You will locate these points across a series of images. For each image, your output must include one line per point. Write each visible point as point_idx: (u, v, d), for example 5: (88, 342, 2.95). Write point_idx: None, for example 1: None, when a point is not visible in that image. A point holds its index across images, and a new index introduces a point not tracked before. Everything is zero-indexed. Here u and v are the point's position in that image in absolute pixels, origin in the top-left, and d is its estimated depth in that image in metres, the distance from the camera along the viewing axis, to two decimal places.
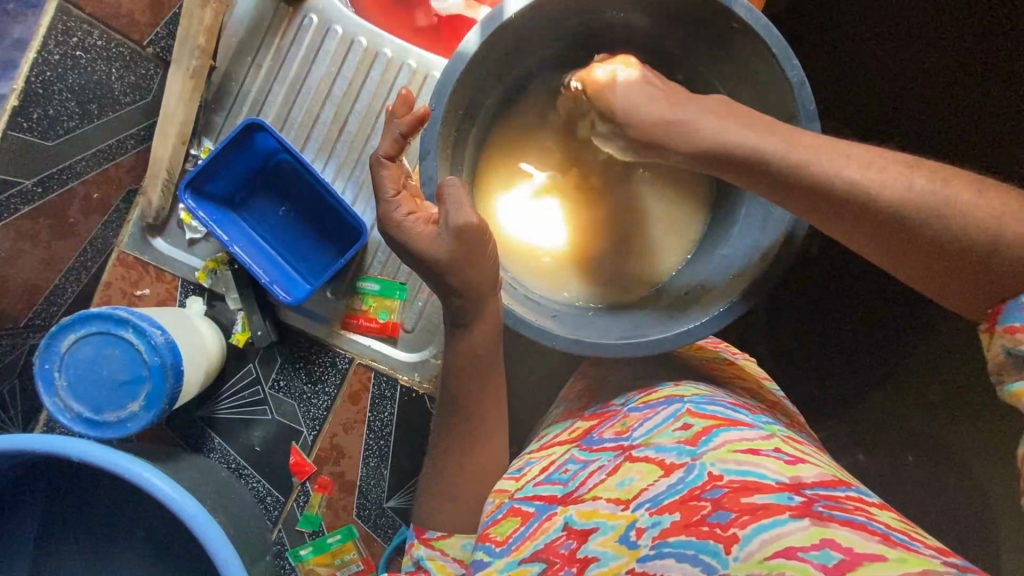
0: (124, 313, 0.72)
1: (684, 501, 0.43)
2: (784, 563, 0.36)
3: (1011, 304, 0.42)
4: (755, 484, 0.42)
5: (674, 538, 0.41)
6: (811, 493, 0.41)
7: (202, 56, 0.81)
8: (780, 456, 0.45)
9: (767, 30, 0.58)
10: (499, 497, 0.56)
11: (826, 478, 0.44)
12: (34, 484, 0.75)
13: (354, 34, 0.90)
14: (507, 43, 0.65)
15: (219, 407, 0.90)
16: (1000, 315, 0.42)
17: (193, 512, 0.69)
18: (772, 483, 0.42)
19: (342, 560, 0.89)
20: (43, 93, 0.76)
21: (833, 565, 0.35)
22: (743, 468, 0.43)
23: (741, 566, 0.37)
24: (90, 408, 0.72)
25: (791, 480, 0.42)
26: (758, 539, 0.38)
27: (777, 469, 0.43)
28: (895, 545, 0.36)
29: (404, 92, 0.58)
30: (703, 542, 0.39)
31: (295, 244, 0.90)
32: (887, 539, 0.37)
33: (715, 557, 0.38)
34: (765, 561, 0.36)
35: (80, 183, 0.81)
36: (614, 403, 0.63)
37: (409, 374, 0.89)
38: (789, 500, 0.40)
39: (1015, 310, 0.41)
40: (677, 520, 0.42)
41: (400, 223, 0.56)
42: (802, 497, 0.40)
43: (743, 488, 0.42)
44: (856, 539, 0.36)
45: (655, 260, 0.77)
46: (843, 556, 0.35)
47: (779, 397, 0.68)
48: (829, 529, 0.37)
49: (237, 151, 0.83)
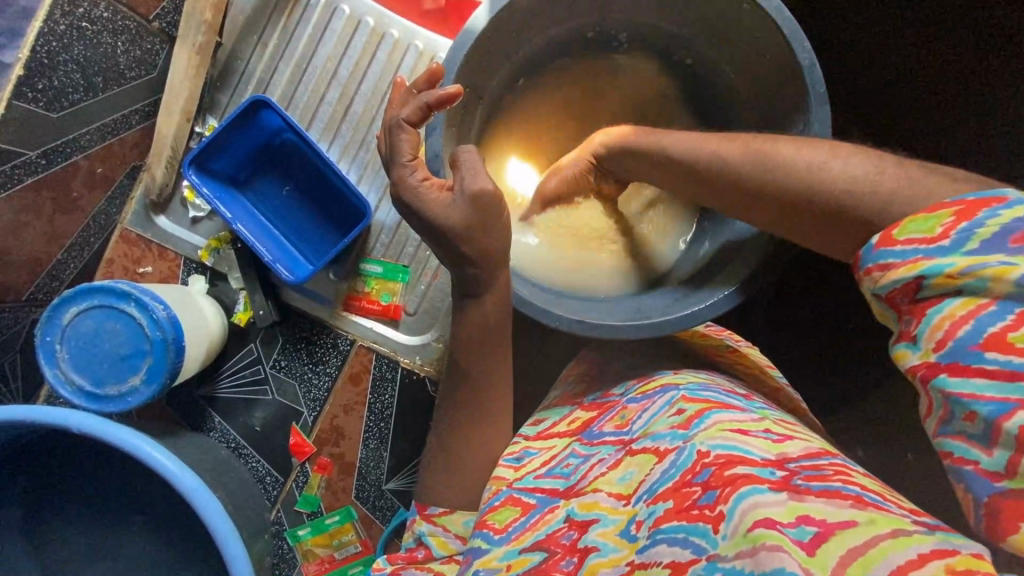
0: (126, 286, 0.72)
1: (677, 488, 0.42)
2: (764, 533, 0.35)
3: (863, 248, 0.41)
4: (739, 459, 0.41)
5: (667, 524, 0.41)
6: (794, 467, 0.41)
7: (208, 32, 0.81)
8: (769, 436, 0.45)
9: (779, 13, 0.58)
10: (497, 485, 0.56)
11: (811, 450, 0.44)
12: (29, 451, 0.75)
13: (361, 15, 0.89)
14: (514, 24, 0.65)
15: (219, 385, 0.90)
16: (858, 261, 0.41)
17: (193, 485, 0.69)
18: (757, 459, 0.41)
19: (340, 541, 0.89)
20: (49, 64, 0.75)
21: (809, 540, 0.35)
22: (729, 444, 0.43)
23: (729, 545, 0.36)
24: (91, 381, 0.72)
25: (777, 456, 0.42)
26: (739, 511, 0.37)
27: (763, 447, 0.43)
28: (867, 507, 0.37)
29: (432, 66, 0.57)
30: (694, 525, 0.39)
31: (297, 225, 0.90)
32: (860, 501, 0.37)
33: (705, 538, 0.38)
34: (748, 534, 0.35)
35: (83, 157, 0.81)
36: (613, 393, 0.62)
37: (410, 357, 0.90)
38: (771, 475, 0.40)
39: (868, 254, 0.40)
40: (670, 506, 0.42)
41: (415, 187, 0.55)
42: (783, 472, 0.40)
43: (727, 463, 0.41)
44: (830, 509, 0.36)
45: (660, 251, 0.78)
46: (818, 530, 0.35)
47: (781, 384, 0.68)
48: (804, 504, 0.37)
49: (242, 128, 0.83)
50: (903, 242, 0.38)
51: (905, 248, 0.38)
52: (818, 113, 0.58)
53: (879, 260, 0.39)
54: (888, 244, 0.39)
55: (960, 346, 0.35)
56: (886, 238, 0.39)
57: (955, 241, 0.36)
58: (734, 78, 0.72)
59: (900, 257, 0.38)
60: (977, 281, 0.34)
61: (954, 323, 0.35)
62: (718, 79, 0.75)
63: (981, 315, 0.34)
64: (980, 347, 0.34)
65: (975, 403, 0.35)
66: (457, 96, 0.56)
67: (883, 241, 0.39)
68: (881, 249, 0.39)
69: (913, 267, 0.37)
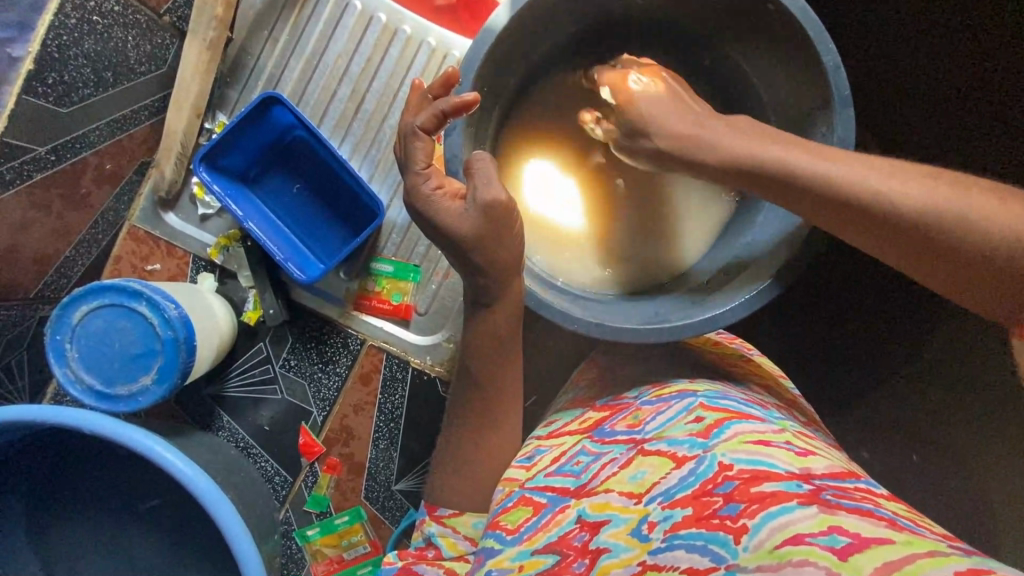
0: (138, 285, 0.71)
1: (696, 495, 0.42)
2: (793, 550, 0.35)
3: None
4: (765, 474, 0.41)
5: (685, 530, 0.40)
6: (819, 483, 0.40)
7: (219, 27, 0.80)
8: (791, 448, 0.45)
9: (804, 13, 0.57)
10: (509, 486, 0.55)
11: (836, 469, 0.43)
12: (53, 453, 0.74)
13: (373, 11, 0.88)
14: (533, 22, 0.64)
15: (227, 384, 0.89)
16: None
17: (205, 489, 0.68)
18: (781, 473, 0.41)
19: (349, 541, 0.89)
20: (59, 58, 0.72)
21: (841, 547, 0.34)
22: (754, 458, 0.43)
23: (751, 557, 0.36)
24: (102, 380, 0.71)
25: (800, 470, 0.42)
26: (767, 527, 0.37)
27: (787, 460, 0.43)
28: (901, 530, 0.36)
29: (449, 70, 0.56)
30: (713, 533, 0.39)
31: (309, 223, 0.89)
32: (894, 524, 0.36)
33: (725, 548, 0.38)
34: (775, 551, 0.35)
35: (92, 152, 0.80)
36: (626, 396, 0.62)
37: (421, 357, 0.89)
38: (798, 488, 0.39)
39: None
40: (689, 514, 0.41)
41: (427, 197, 0.54)
42: (810, 486, 0.40)
43: (752, 479, 0.41)
44: (863, 524, 0.36)
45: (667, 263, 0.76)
46: (851, 539, 0.34)
47: (796, 395, 0.67)
48: (835, 516, 0.36)
49: (253, 125, 0.82)
50: None
51: None
52: (841, 116, 0.58)
53: None
54: None
55: None
56: None
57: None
58: (753, 78, 0.71)
59: None
60: None
61: None
62: (735, 80, 0.74)
63: None
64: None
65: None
66: (474, 104, 0.55)
67: None
68: None
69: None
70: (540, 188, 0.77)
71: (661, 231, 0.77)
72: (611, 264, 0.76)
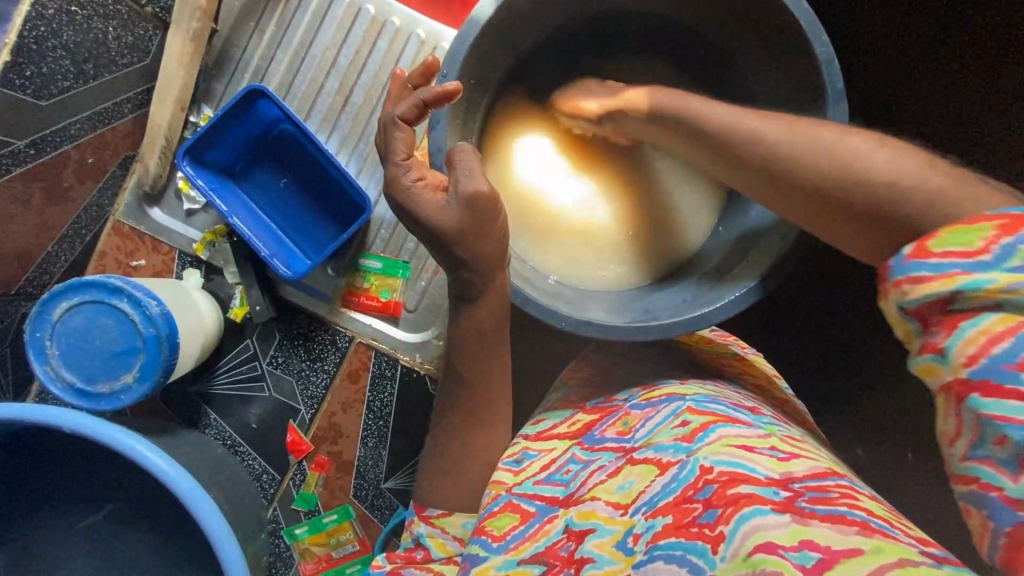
0: (119, 282, 0.70)
1: (677, 503, 0.41)
2: (764, 559, 0.34)
3: (894, 258, 0.38)
4: (743, 476, 0.40)
5: (664, 540, 0.39)
6: (799, 488, 0.39)
7: (202, 18, 0.79)
8: (775, 453, 0.44)
9: (798, 3, 0.55)
10: (496, 490, 0.54)
11: (818, 470, 0.42)
12: (38, 453, 0.73)
13: (361, 2, 0.86)
14: (521, 13, 0.63)
15: (215, 381, 0.88)
16: (886, 271, 0.39)
17: (187, 489, 0.68)
18: (760, 478, 0.40)
19: (337, 540, 0.88)
20: (37, 50, 0.70)
21: (812, 565, 0.33)
22: (734, 460, 0.42)
23: (728, 567, 0.35)
24: (82, 378, 0.70)
25: (781, 475, 0.41)
26: (739, 533, 0.36)
27: (768, 465, 0.41)
28: (873, 535, 0.35)
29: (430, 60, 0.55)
30: (691, 542, 0.38)
31: (296, 218, 0.88)
32: (866, 528, 0.35)
33: (703, 558, 0.37)
34: (748, 559, 0.34)
35: (73, 146, 0.78)
36: (616, 398, 0.61)
37: (410, 355, 0.88)
38: (774, 495, 0.38)
39: (898, 265, 0.37)
40: (669, 522, 0.40)
41: (408, 189, 0.53)
42: (788, 493, 0.38)
43: (730, 480, 0.39)
44: (834, 535, 0.35)
45: (657, 262, 0.74)
46: (822, 556, 0.33)
47: (789, 395, 0.66)
48: (808, 528, 0.35)
49: (238, 118, 0.80)
50: (939, 255, 0.36)
51: (941, 262, 0.35)
52: (835, 110, 0.56)
53: (909, 273, 0.37)
54: (922, 256, 0.36)
55: (995, 363, 0.34)
56: (920, 249, 0.37)
57: (996, 255, 0.34)
58: (747, 71, 0.70)
59: (934, 272, 0.36)
60: (1016, 299, 0.34)
61: (990, 339, 0.34)
62: (730, 74, 0.73)
63: (1019, 333, 0.33)
64: (1016, 366, 0.33)
65: (1007, 426, 0.34)
66: (456, 94, 0.54)
67: (917, 252, 0.37)
68: (914, 261, 0.36)
69: (950, 282, 0.35)
70: (527, 180, 0.75)
71: (649, 230, 0.76)
72: (600, 262, 0.74)
